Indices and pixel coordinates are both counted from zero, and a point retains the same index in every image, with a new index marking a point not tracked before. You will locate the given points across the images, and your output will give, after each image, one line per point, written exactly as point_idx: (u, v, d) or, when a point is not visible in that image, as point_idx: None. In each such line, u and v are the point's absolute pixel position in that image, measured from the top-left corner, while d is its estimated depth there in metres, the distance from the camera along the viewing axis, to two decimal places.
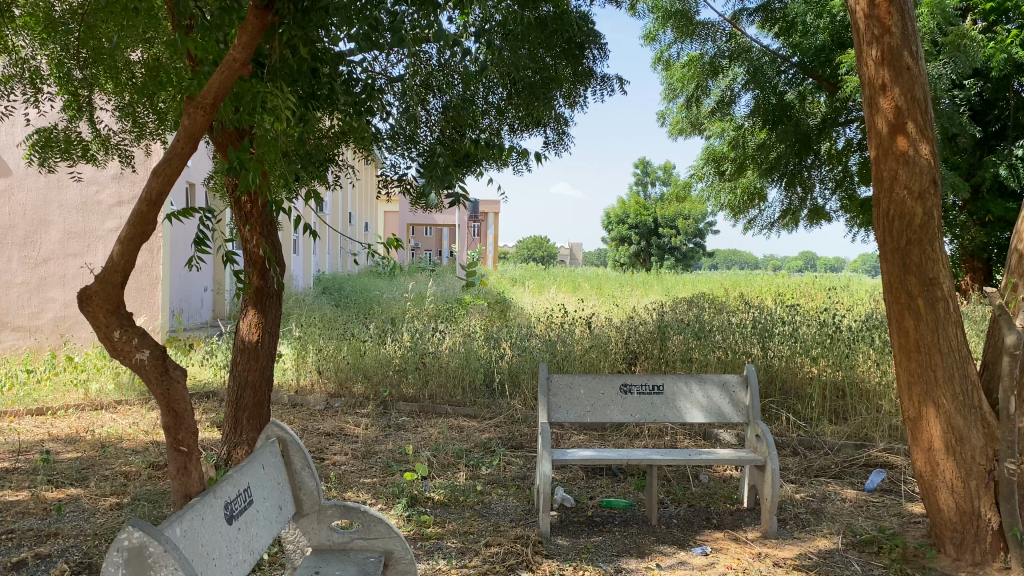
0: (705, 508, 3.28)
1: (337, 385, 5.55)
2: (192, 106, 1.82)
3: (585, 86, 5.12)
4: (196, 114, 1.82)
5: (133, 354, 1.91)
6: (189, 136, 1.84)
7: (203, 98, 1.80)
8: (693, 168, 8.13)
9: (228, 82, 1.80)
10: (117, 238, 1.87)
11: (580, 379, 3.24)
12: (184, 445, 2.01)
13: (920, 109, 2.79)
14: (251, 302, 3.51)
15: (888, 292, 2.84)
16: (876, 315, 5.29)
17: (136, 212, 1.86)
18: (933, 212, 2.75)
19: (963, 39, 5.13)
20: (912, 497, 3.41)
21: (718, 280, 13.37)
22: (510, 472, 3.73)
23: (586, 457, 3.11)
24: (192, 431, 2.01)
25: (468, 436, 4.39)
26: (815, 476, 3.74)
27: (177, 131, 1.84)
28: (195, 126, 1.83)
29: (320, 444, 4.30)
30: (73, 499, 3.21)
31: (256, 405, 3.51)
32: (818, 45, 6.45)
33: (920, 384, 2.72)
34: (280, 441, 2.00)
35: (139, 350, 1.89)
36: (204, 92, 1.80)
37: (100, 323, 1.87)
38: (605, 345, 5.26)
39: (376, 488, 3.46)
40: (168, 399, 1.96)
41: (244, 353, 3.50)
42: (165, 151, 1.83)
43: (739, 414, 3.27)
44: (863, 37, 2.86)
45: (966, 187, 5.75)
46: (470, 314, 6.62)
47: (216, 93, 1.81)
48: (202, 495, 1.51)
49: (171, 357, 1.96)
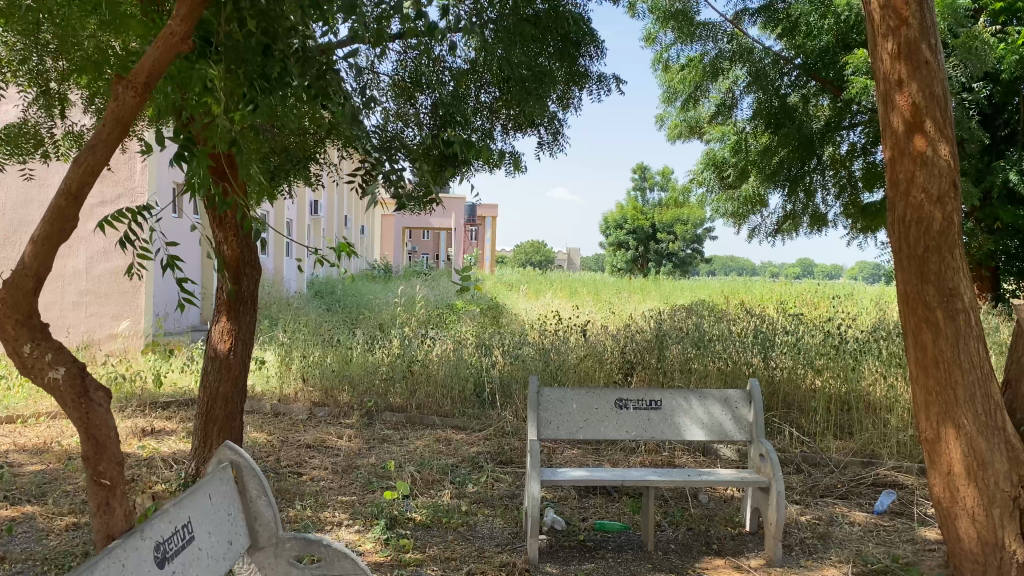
0: (704, 532, 3.07)
1: (321, 394, 5.33)
2: (122, 86, 1.64)
3: (580, 86, 4.84)
4: (127, 94, 1.64)
5: (48, 372, 1.69)
6: (118, 120, 1.66)
7: (135, 77, 1.63)
8: (693, 173, 7.94)
9: (164, 59, 1.64)
10: (31, 237, 1.68)
11: (572, 393, 3.03)
12: (106, 477, 1.78)
13: (940, 105, 2.59)
14: (224, 308, 3.32)
15: (904, 303, 2.63)
16: (882, 326, 5.09)
17: (53, 207, 1.67)
18: (953, 217, 2.55)
19: (975, 40, 4.93)
20: (926, 521, 3.21)
21: (717, 287, 13.21)
22: (498, 490, 3.51)
23: (578, 477, 2.90)
24: (116, 461, 1.79)
25: (454, 450, 4.17)
26: (820, 497, 3.53)
27: (103, 113, 1.65)
28: (125, 109, 1.65)
29: (299, 457, 4.09)
30: (28, 518, 2.99)
31: (228, 417, 3.29)
32: (821, 47, 6.22)
33: (939, 403, 2.52)
34: (233, 465, 1.80)
35: (54, 368, 1.68)
36: (137, 70, 1.63)
37: (8, 337, 1.66)
38: (600, 354, 5.06)
39: (354, 507, 3.24)
40: (88, 425, 1.74)
41: (215, 362, 3.30)
42: (89, 137, 1.64)
43: (742, 432, 3.06)
44: (878, 29, 2.66)
45: (976, 193, 5.54)
46: (461, 321, 6.41)
47: (149, 73, 1.65)
48: (126, 537, 1.33)
49: (92, 377, 1.74)
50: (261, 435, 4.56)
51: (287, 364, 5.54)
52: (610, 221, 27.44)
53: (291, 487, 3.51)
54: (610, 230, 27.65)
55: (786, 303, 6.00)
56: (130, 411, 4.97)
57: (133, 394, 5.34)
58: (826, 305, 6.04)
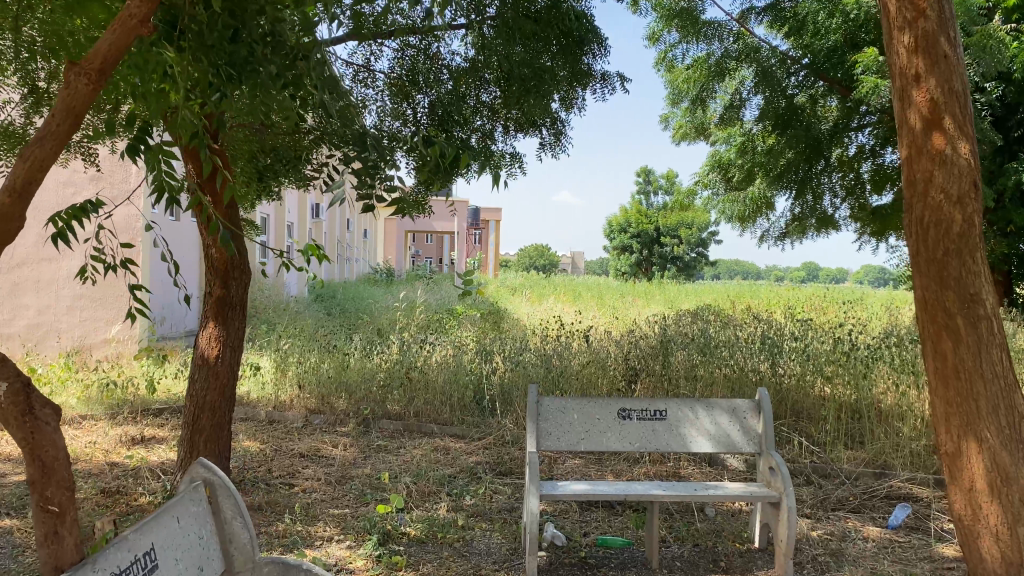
0: (711, 548, 2.94)
1: (318, 401, 5.21)
2: (74, 73, 1.57)
3: (583, 86, 4.65)
4: (79, 82, 1.57)
5: None
6: (69, 110, 1.58)
7: (90, 62, 1.56)
8: (698, 175, 7.81)
9: (121, 43, 1.58)
10: None
11: (573, 403, 2.90)
12: (53, 504, 1.67)
13: (959, 101, 2.45)
14: (212, 314, 3.20)
15: (923, 309, 2.50)
16: (893, 331, 4.94)
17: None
18: (974, 218, 2.41)
19: (988, 39, 4.79)
20: (944, 537, 3.07)
21: (724, 291, 13.07)
22: (497, 503, 3.38)
23: (579, 491, 2.77)
24: (63, 486, 1.69)
25: (452, 461, 4.04)
26: (832, 510, 3.39)
27: (53, 102, 1.58)
28: (78, 95, 1.59)
29: (293, 467, 3.96)
30: (4, 533, 2.87)
31: (215, 427, 3.17)
32: (828, 47, 6.06)
33: (960, 415, 2.39)
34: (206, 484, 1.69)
35: None
36: (92, 56, 1.57)
37: None
38: (604, 361, 4.93)
39: (346, 521, 3.11)
40: (33, 446, 1.63)
41: (202, 370, 3.17)
42: (39, 128, 1.56)
43: (751, 444, 2.92)
44: (894, 22, 2.53)
45: (989, 196, 5.40)
46: (462, 326, 6.29)
47: (105, 59, 1.59)
48: (75, 566, 1.20)
49: (38, 393, 1.64)
50: (254, 443, 4.44)
51: (283, 370, 5.41)
52: (614, 225, 27.31)
53: (282, 500, 3.38)
54: (614, 234, 27.52)
55: (794, 308, 5.87)
56: (122, 419, 4.86)
57: (126, 401, 5.22)
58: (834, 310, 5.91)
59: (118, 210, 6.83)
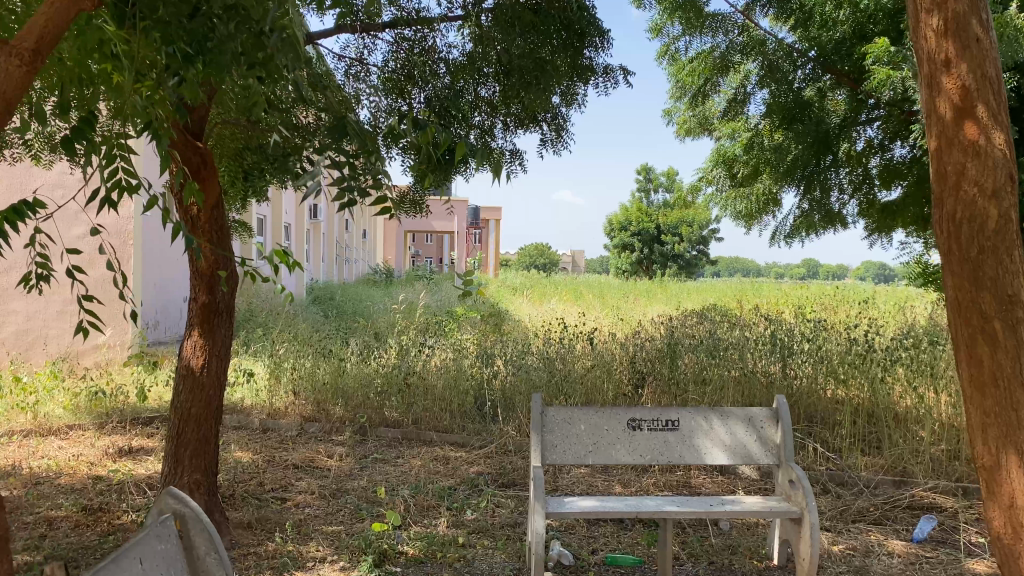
0: (728, 566, 2.77)
1: (313, 408, 5.04)
2: (5, 54, 1.46)
3: (584, 81, 4.43)
4: (12, 63, 1.46)
5: None
6: (2, 94, 1.46)
7: (20, 41, 1.47)
8: (702, 171, 7.63)
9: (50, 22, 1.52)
10: None
11: (580, 413, 2.73)
12: None
13: (993, 88, 2.28)
14: (197, 321, 3.03)
15: (956, 312, 2.33)
16: (908, 331, 4.77)
17: None
18: (1011, 213, 2.24)
19: (1007, 28, 4.60)
20: (974, 552, 2.89)
21: (727, 290, 12.91)
22: (499, 518, 3.22)
23: (587, 507, 2.60)
24: None
25: (452, 471, 3.87)
26: (852, 522, 3.22)
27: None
28: (9, 84, 1.46)
29: (286, 479, 3.78)
30: None
31: (200, 441, 2.99)
32: (837, 38, 5.85)
33: (998, 426, 2.22)
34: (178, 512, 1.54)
35: None
36: (21, 34, 1.48)
37: None
38: (609, 364, 4.75)
39: (340, 540, 2.94)
40: None
41: (186, 381, 3.00)
42: None
43: (768, 455, 2.76)
44: (921, 5, 2.37)
45: None
46: (462, 328, 6.12)
47: (35, 38, 1.50)
48: None
49: None
50: (246, 454, 4.27)
51: (277, 377, 5.24)
52: (615, 223, 27.13)
53: (273, 516, 3.21)
54: (614, 232, 27.35)
55: (804, 308, 5.69)
56: (110, 429, 4.69)
57: (114, 410, 5.05)
58: (845, 309, 5.73)
59: (108, 213, 6.66)
